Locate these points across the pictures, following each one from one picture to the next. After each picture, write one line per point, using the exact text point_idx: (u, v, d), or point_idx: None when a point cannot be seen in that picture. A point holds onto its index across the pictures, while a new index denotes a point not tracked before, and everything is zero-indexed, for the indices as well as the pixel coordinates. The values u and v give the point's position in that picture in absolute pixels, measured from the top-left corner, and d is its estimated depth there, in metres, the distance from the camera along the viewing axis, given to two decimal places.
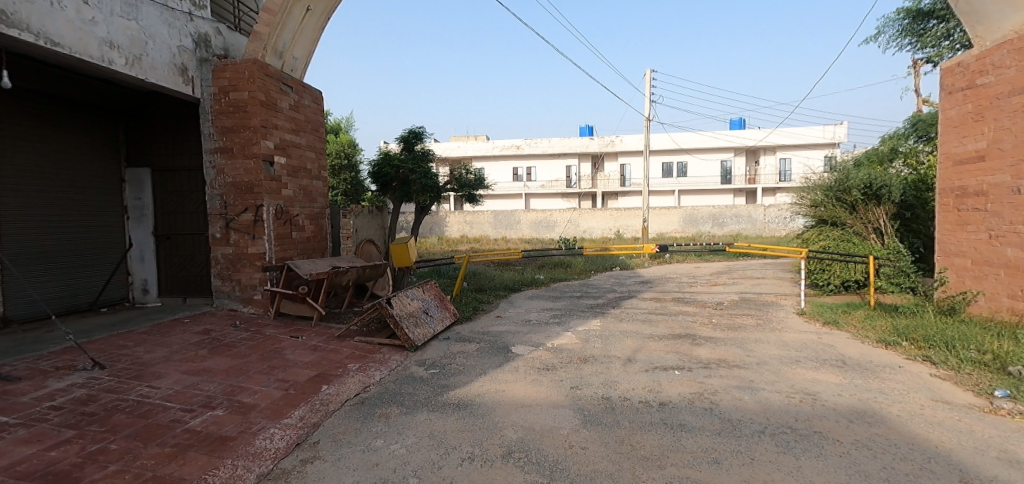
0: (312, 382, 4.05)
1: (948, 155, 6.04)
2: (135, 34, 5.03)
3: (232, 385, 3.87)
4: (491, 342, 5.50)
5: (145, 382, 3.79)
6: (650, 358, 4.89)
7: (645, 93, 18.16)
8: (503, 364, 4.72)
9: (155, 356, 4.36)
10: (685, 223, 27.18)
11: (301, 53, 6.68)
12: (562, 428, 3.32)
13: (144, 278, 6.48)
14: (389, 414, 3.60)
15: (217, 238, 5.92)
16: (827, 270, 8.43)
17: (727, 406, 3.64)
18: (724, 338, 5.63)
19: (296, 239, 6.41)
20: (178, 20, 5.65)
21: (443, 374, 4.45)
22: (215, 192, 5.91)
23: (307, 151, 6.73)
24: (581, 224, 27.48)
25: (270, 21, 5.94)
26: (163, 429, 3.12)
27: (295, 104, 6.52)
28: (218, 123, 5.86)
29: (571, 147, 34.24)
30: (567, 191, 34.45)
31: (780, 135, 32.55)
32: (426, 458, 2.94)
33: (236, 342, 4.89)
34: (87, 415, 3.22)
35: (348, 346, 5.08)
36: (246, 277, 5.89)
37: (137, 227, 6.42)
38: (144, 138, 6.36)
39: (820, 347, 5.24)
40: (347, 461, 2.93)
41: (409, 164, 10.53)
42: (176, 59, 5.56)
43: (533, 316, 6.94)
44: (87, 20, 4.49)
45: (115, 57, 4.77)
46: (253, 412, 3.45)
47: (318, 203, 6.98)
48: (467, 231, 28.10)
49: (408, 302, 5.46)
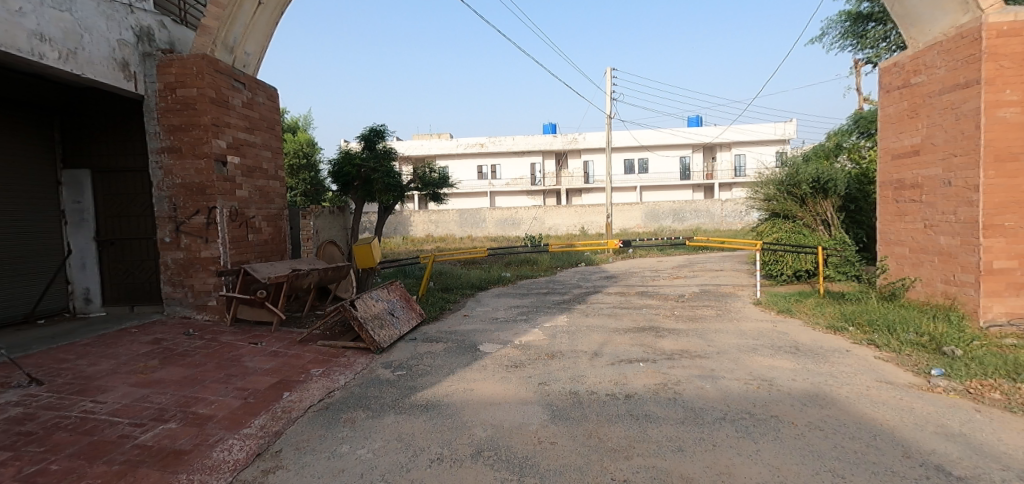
0: (273, 389, 3.92)
1: (887, 150, 6.41)
2: (70, 26, 4.71)
3: (186, 396, 3.70)
4: (458, 342, 5.46)
5: (89, 397, 3.57)
6: (616, 351, 4.98)
7: (606, 91, 18.44)
8: (471, 363, 4.71)
9: (100, 369, 4.11)
10: (646, 219, 27.82)
11: (253, 48, 6.43)
12: (531, 425, 3.33)
13: (86, 287, 6.09)
14: (355, 418, 3.52)
15: (167, 242, 5.64)
16: (780, 261, 8.81)
17: (689, 395, 3.75)
18: (686, 329, 5.79)
19: (253, 241, 6.17)
20: (117, 12, 5.33)
21: (410, 375, 4.39)
22: (163, 194, 5.62)
23: (263, 150, 6.48)
24: (546, 221, 27.67)
25: (219, 15, 5.69)
26: (110, 446, 2.95)
27: (249, 101, 6.27)
28: (165, 121, 5.57)
29: (534, 145, 34.45)
30: (532, 188, 34.62)
31: (734, 132, 33.79)
32: (394, 461, 2.90)
33: (189, 351, 4.67)
34: (24, 435, 3.00)
35: (310, 351, 4.94)
36: (199, 282, 5.64)
37: (76, 232, 6.03)
38: (82, 137, 5.98)
39: (775, 334, 5.48)
40: (311, 468, 2.85)
41: (371, 163, 10.32)
42: (116, 54, 5.24)
43: (500, 314, 6.94)
44: (14, 11, 4.17)
45: (46, 50, 4.45)
46: (210, 423, 3.31)
47: (276, 204, 6.75)
48: (432, 230, 27.81)
49: (373, 303, 5.35)
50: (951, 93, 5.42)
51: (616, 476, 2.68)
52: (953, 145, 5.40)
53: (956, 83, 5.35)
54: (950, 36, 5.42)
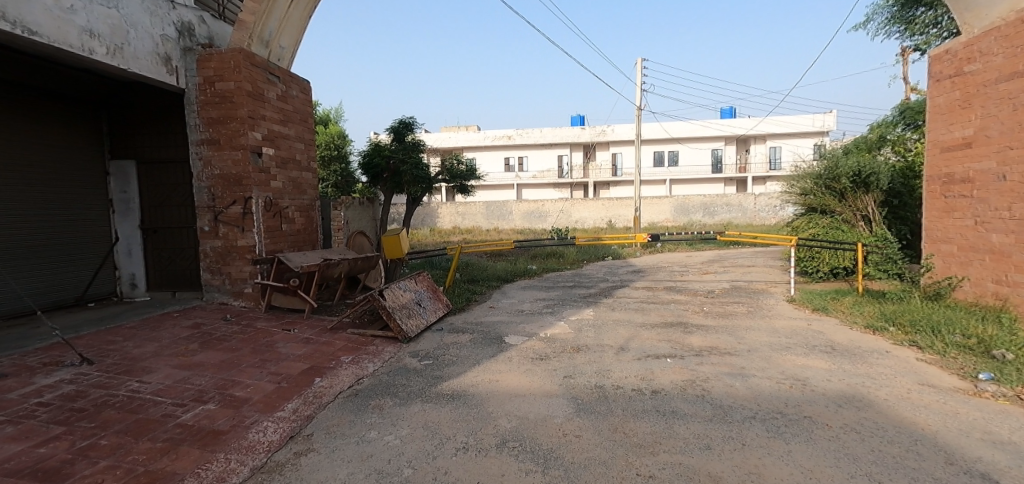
0: (305, 375, 4.03)
1: (936, 142, 6.09)
2: (117, 23, 4.91)
3: (224, 378, 3.85)
4: (484, 333, 5.51)
5: (134, 377, 3.76)
6: (643, 347, 4.92)
7: (637, 82, 18.04)
8: (497, 355, 4.74)
9: (144, 351, 4.31)
10: (675, 213, 27.31)
11: (287, 42, 6.58)
12: (556, 417, 3.34)
13: (132, 272, 6.39)
14: (382, 405, 3.60)
15: (206, 231, 5.86)
16: (816, 258, 8.52)
17: (718, 393, 3.68)
18: (716, 326, 5.66)
19: (286, 231, 6.35)
20: (160, 9, 5.51)
21: (437, 365, 4.45)
22: (203, 184, 5.83)
23: (296, 142, 6.64)
24: (573, 214, 27.51)
25: (255, 9, 5.83)
26: (154, 424, 3.10)
27: (283, 94, 6.42)
28: (204, 114, 5.76)
29: (562, 137, 34.18)
30: (559, 181, 34.47)
31: (770, 124, 32.68)
32: (420, 449, 2.95)
33: (226, 336, 4.85)
34: (76, 411, 3.19)
35: (340, 338, 5.06)
36: (236, 270, 5.84)
37: (123, 221, 6.32)
38: (128, 130, 6.24)
39: (809, 333, 5.32)
40: (341, 452, 2.94)
41: (400, 155, 10.42)
42: (159, 48, 5.43)
43: (525, 306, 6.95)
44: (65, 8, 4.37)
45: (95, 46, 4.65)
46: (246, 406, 3.43)
47: (308, 195, 6.91)
48: (459, 223, 27.97)
49: (401, 293, 5.44)
50: (1008, 82, 5.10)
51: (641, 472, 2.66)
52: (1009, 137, 5.10)
53: (1014, 71, 5.04)
54: (1010, 21, 5.10)
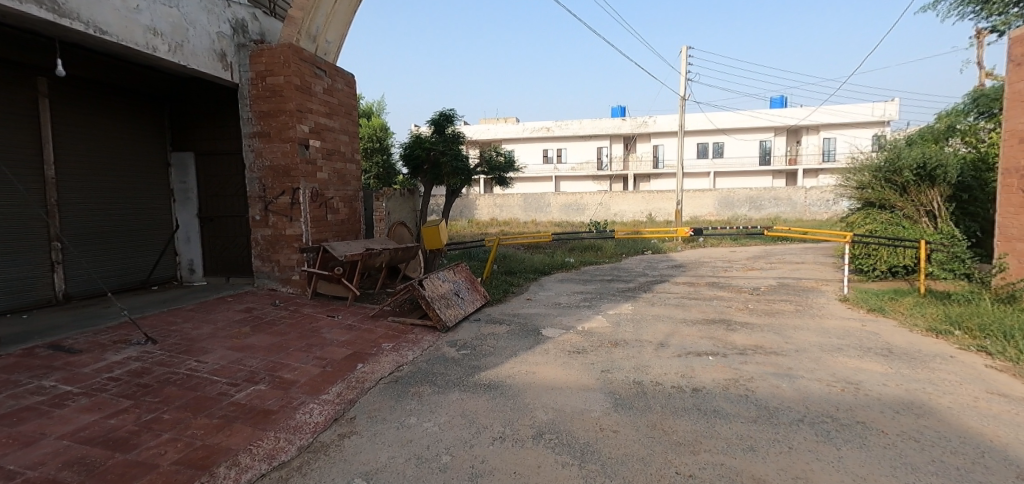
0: (348, 360, 4.17)
1: (1014, 132, 5.61)
2: (177, 21, 5.17)
3: (273, 361, 4.03)
4: (521, 324, 5.53)
5: (193, 356, 3.99)
6: (683, 343, 4.81)
7: (682, 71, 17.49)
8: (534, 347, 4.75)
9: (202, 332, 4.57)
10: (719, 206, 26.46)
11: (334, 36, 6.75)
12: (593, 411, 3.32)
13: (190, 258, 6.78)
14: (422, 392, 3.68)
15: (257, 220, 6.12)
16: (873, 256, 8.06)
17: (764, 394, 3.56)
18: (761, 324, 5.46)
19: (331, 221, 6.56)
20: (217, 7, 5.76)
21: (474, 355, 4.51)
22: (254, 175, 6.08)
23: (341, 134, 6.83)
24: (612, 207, 27.11)
25: (304, 5, 6.01)
26: (210, 401, 3.29)
27: (329, 88, 6.60)
28: (256, 107, 6.00)
29: (602, 128, 33.65)
30: (598, 174, 34.02)
31: (825, 113, 31.03)
32: (458, 436, 3.00)
33: (275, 321, 5.08)
34: (142, 386, 3.42)
35: (381, 326, 5.20)
36: (284, 258, 6.08)
37: (182, 209, 6.70)
38: (188, 123, 6.58)
39: (863, 335, 5.05)
40: (382, 436, 3.02)
41: (440, 147, 10.53)
42: (215, 45, 5.69)
43: (562, 299, 6.92)
44: (132, 8, 4.65)
45: (157, 44, 4.92)
46: (293, 387, 3.59)
47: (352, 186, 7.11)
48: (496, 214, 28.12)
49: (439, 284, 5.54)
50: None
51: (681, 470, 2.61)
52: None
53: None
54: None
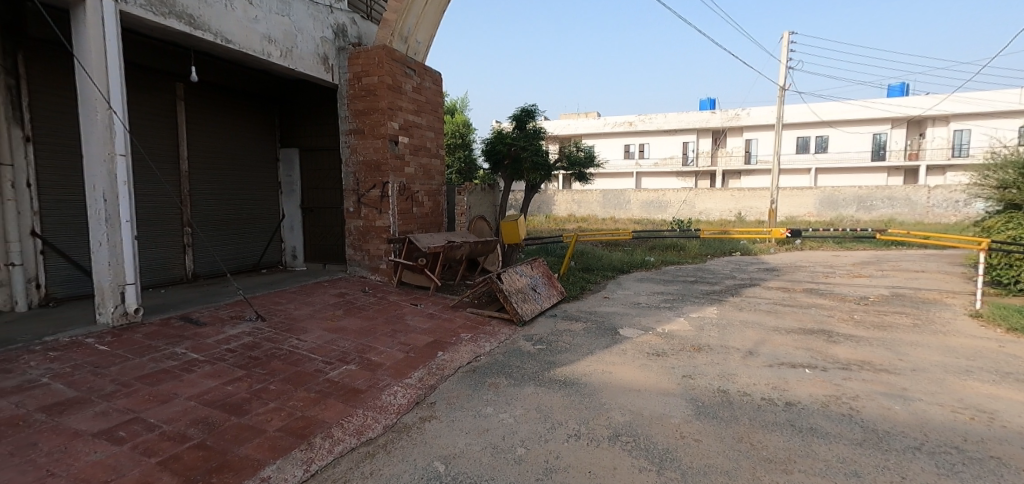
0: (430, 348, 4.36)
1: None
2: (288, 29, 5.67)
3: (363, 343, 4.31)
4: (598, 323, 5.44)
5: (294, 335, 4.38)
6: (776, 353, 4.47)
7: (783, 60, 16.16)
8: (611, 346, 4.66)
9: (302, 313, 5.00)
10: (821, 206, 24.23)
11: (423, 37, 7.03)
12: (673, 417, 3.19)
13: (293, 245, 7.43)
14: (498, 384, 3.75)
15: (351, 211, 6.57)
16: (1016, 266, 6.94)
17: (871, 415, 3.21)
18: (869, 338, 4.92)
19: (416, 214, 6.87)
20: (321, 13, 6.23)
21: (550, 350, 4.51)
22: (349, 170, 6.52)
23: (427, 131, 7.12)
24: (697, 205, 25.82)
25: (397, 8, 6.32)
26: (309, 377, 3.59)
27: (418, 86, 6.89)
28: (352, 106, 6.42)
29: (689, 122, 32.08)
30: (683, 170, 32.57)
31: (956, 102, 27.20)
32: (533, 430, 3.03)
33: (365, 306, 5.43)
34: (253, 358, 3.81)
35: (460, 316, 5.38)
36: (374, 247, 6.47)
37: (288, 200, 7.34)
38: (294, 121, 7.18)
39: (1000, 357, 4.38)
40: (460, 423, 3.13)
41: (521, 142, 10.61)
42: (319, 49, 6.16)
43: (642, 299, 6.71)
44: (251, 19, 5.17)
45: (271, 50, 5.43)
46: (380, 370, 3.82)
47: (436, 180, 7.39)
48: (575, 210, 27.89)
49: (517, 278, 5.61)
50: None
51: None
52: None
53: None
54: None
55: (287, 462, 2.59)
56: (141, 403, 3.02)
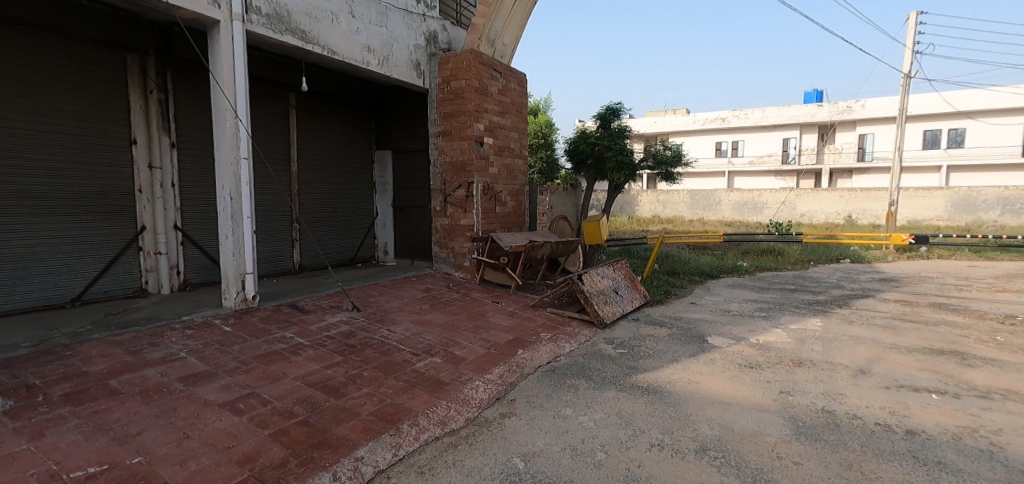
0: (510, 345, 4.42)
1: None
2: (385, 38, 6.03)
3: (447, 338, 4.48)
4: (684, 329, 5.19)
5: (385, 326, 4.66)
6: (893, 374, 3.99)
7: (908, 44, 14.35)
8: (698, 354, 4.43)
9: (392, 306, 5.31)
10: (953, 209, 21.23)
11: (510, 39, 7.15)
12: (768, 436, 2.96)
13: (385, 242, 7.89)
14: (578, 386, 3.72)
15: (437, 210, 6.85)
16: None
17: (1016, 453, 2.76)
18: (1015, 364, 4.23)
19: (499, 213, 7.00)
20: (415, 22, 6.55)
21: (632, 355, 4.39)
22: (437, 170, 6.80)
23: (511, 131, 7.22)
24: (799, 207, 23.76)
25: (485, 13, 6.48)
26: (398, 366, 3.80)
27: (503, 88, 7.02)
28: (441, 109, 6.68)
29: (791, 117, 29.58)
30: (782, 169, 30.14)
31: None
32: (614, 436, 2.96)
33: (449, 302, 5.63)
34: (349, 346, 4.11)
35: (540, 316, 5.40)
36: (458, 245, 6.69)
37: (381, 200, 7.82)
38: (388, 125, 7.63)
39: None
40: (540, 422, 3.14)
41: (605, 141, 10.41)
42: (412, 56, 6.48)
43: (733, 306, 6.30)
44: (353, 31, 5.57)
45: (370, 59, 5.81)
46: (463, 364, 3.94)
47: (519, 180, 7.48)
48: (660, 212, 26.86)
49: (598, 280, 5.52)
50: None
51: None
52: None
53: None
54: None
55: (378, 444, 2.76)
56: (256, 380, 3.38)
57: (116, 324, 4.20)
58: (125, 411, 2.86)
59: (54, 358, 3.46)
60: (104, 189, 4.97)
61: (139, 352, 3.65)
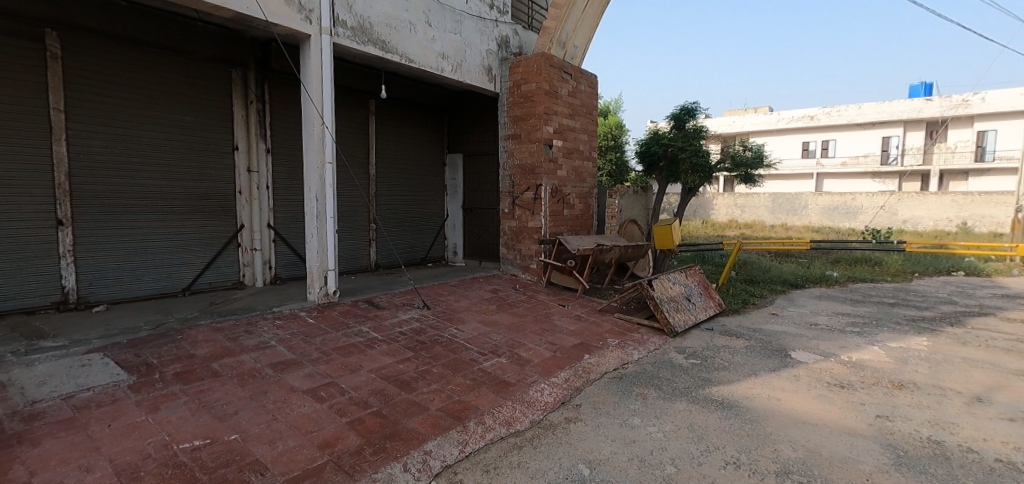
0: (576, 349, 4.37)
1: None
2: (459, 45, 6.20)
3: (513, 339, 4.52)
4: (764, 342, 4.87)
5: (453, 324, 4.78)
6: (1017, 404, 3.50)
7: None
8: (780, 369, 4.13)
9: (460, 305, 5.44)
10: None
11: (581, 41, 7.09)
12: (862, 463, 2.70)
13: (455, 242, 8.10)
14: (646, 395, 3.60)
15: (506, 212, 6.92)
16: None
17: None
18: None
19: (567, 216, 6.96)
20: (488, 28, 6.68)
21: (705, 366, 4.18)
22: (506, 173, 6.88)
23: (581, 133, 7.16)
24: (900, 212, 21.54)
25: (557, 16, 6.48)
26: (465, 364, 3.88)
27: (574, 90, 6.97)
28: (511, 113, 6.76)
29: (892, 113, 26.87)
30: (881, 170, 27.48)
31: None
32: (685, 450, 2.84)
33: (515, 303, 5.68)
34: (419, 342, 4.26)
35: (607, 321, 5.29)
36: (525, 247, 6.73)
37: (452, 201, 8.04)
38: (460, 129, 7.83)
39: None
40: (606, 429, 3.08)
41: (679, 142, 10.02)
42: (484, 61, 6.62)
43: (821, 320, 5.81)
44: (429, 39, 5.79)
45: (444, 65, 6.00)
46: (529, 366, 3.95)
47: (587, 183, 7.39)
48: (736, 215, 25.23)
49: (669, 286, 5.32)
50: None
51: None
52: None
53: None
54: None
55: (446, 440, 2.84)
56: (335, 370, 3.59)
57: (218, 313, 4.65)
58: (224, 392, 3.15)
59: (168, 340, 3.89)
60: (211, 191, 5.53)
61: (236, 338, 4.01)
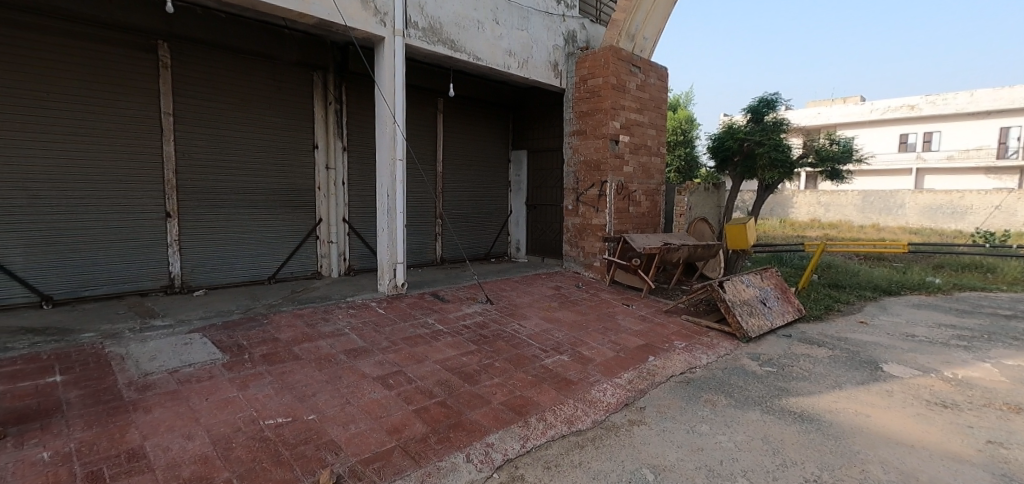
0: (641, 351, 4.26)
1: None
2: (526, 41, 6.22)
3: (576, 337, 4.47)
4: (850, 352, 4.49)
5: (515, 320, 4.82)
6: None
7: None
8: (868, 383, 3.79)
9: (523, 301, 5.47)
10: None
11: (651, 33, 6.87)
12: None
13: (518, 238, 8.16)
14: (716, 402, 3.44)
15: (570, 209, 6.86)
16: None
17: None
18: None
19: (633, 213, 6.78)
20: (555, 23, 6.64)
21: (782, 375, 3.92)
22: (570, 169, 6.81)
23: (649, 128, 6.94)
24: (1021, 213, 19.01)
25: (626, 8, 6.31)
26: (527, 360, 3.89)
27: (642, 83, 6.77)
28: (577, 108, 6.68)
29: (1013, 100, 23.72)
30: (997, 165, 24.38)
31: None
32: (759, 462, 2.68)
33: (578, 301, 5.62)
34: (482, 336, 4.33)
35: (674, 322, 5.11)
36: (589, 245, 6.65)
37: (516, 198, 8.09)
38: (525, 125, 7.86)
39: None
40: (672, 435, 2.97)
41: (756, 136, 9.42)
42: (551, 57, 6.58)
43: (919, 331, 5.26)
44: (497, 37, 5.85)
45: (511, 62, 6.04)
46: (591, 365, 3.90)
47: (655, 179, 7.16)
48: (820, 214, 23.58)
49: (743, 288, 5.04)
50: None
51: None
52: None
53: None
54: None
55: (507, 434, 2.87)
56: (403, 359, 3.74)
57: (299, 300, 4.99)
58: (303, 374, 3.38)
59: (256, 324, 4.23)
60: (294, 187, 5.94)
61: (315, 325, 4.28)
